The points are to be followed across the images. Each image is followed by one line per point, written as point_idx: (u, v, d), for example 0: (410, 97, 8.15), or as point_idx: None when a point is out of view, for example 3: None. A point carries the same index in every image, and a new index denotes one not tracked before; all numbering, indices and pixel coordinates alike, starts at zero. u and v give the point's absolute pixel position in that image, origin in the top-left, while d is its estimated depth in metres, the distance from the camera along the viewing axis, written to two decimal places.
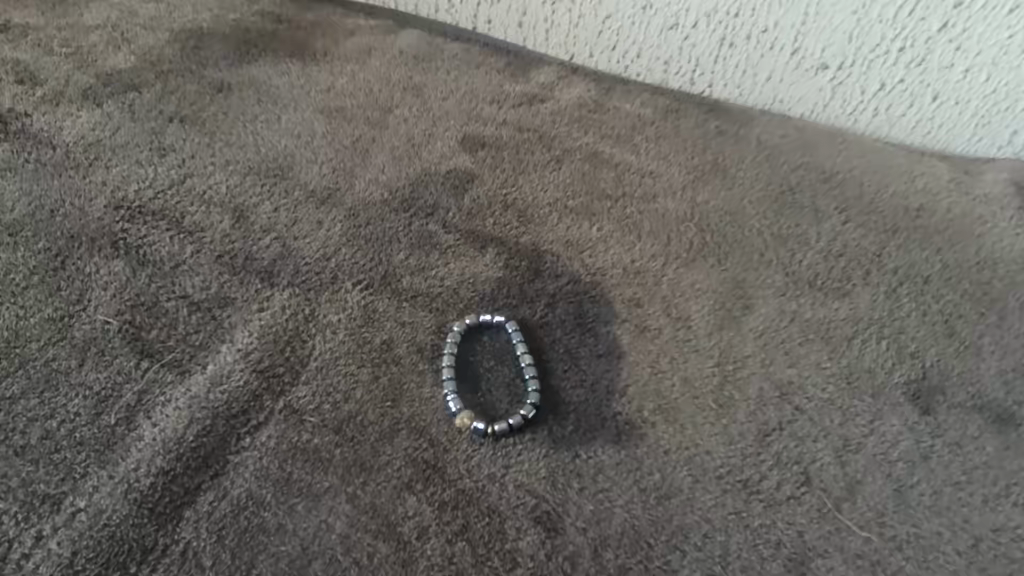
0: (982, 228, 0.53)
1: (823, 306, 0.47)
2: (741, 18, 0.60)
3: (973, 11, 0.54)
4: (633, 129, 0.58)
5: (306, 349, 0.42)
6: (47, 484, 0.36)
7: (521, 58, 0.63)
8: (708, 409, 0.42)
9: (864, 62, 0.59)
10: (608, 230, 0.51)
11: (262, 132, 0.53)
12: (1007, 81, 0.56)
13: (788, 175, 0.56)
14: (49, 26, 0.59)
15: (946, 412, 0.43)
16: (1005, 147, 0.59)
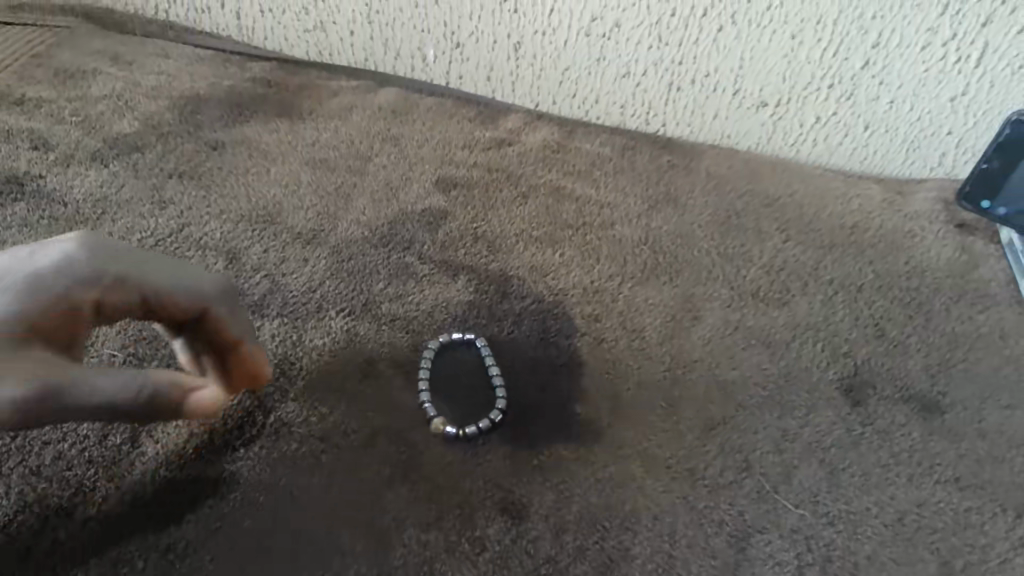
0: (910, 240, 0.58)
1: (764, 315, 0.52)
2: (684, 65, 0.65)
3: (889, 50, 0.59)
4: (593, 165, 0.64)
5: (294, 369, 0.46)
6: (60, 497, 0.40)
7: (489, 107, 0.69)
8: (659, 409, 0.46)
9: (798, 98, 0.64)
10: (569, 255, 0.56)
11: (253, 184, 0.59)
12: (929, 109, 0.61)
13: (734, 201, 0.61)
14: (61, 98, 0.65)
15: (876, 403, 0.47)
16: (936, 168, 0.64)
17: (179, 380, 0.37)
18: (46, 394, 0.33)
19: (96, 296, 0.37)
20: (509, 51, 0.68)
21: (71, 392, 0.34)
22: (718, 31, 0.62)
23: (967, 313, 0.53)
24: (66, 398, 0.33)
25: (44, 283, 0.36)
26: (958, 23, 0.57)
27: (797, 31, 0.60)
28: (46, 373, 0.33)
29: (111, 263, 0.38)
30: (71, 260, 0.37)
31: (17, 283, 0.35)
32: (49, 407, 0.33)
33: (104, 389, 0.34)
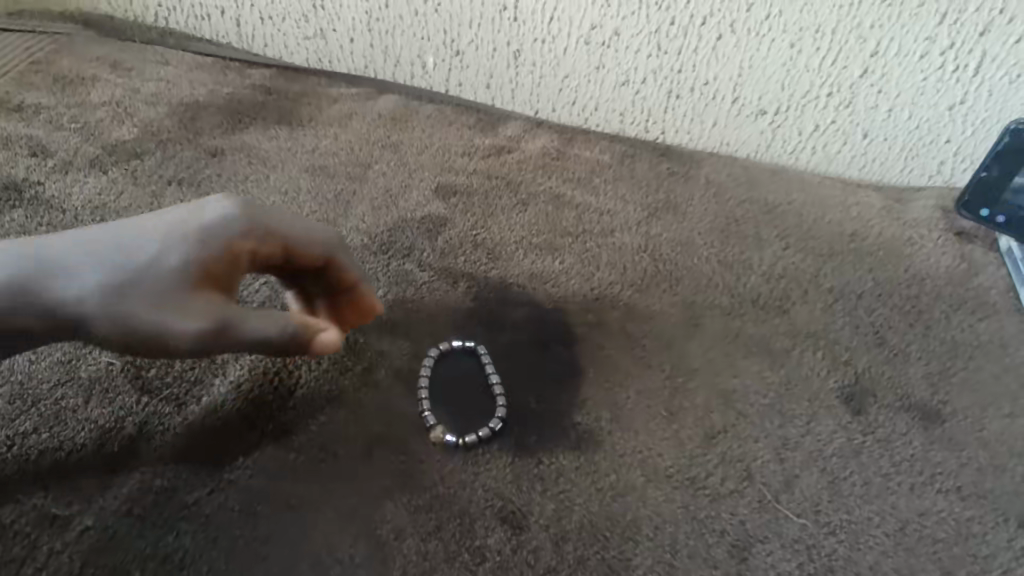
0: (910, 248, 0.58)
1: (764, 323, 0.52)
2: (684, 73, 0.65)
3: (888, 58, 0.59)
4: (593, 172, 0.64)
5: (293, 377, 0.46)
6: (57, 507, 0.39)
7: (489, 115, 0.69)
8: (659, 417, 0.46)
9: (797, 106, 0.64)
10: (569, 263, 0.56)
11: (252, 191, 0.59)
12: (927, 118, 0.61)
13: (734, 209, 0.61)
14: (60, 105, 0.65)
15: (877, 412, 0.47)
16: (935, 176, 0.64)
17: (307, 321, 0.39)
18: (217, 329, 0.36)
19: (253, 245, 0.38)
20: (509, 59, 0.68)
21: (236, 329, 0.36)
22: (717, 39, 0.62)
23: (968, 321, 0.53)
24: (231, 334, 0.36)
25: (211, 230, 0.37)
26: (956, 31, 0.57)
27: (796, 40, 0.60)
28: (217, 310, 0.36)
29: (264, 214, 0.39)
30: (232, 210, 0.38)
31: (185, 229, 0.37)
32: (215, 340, 0.36)
33: (262, 326, 0.37)
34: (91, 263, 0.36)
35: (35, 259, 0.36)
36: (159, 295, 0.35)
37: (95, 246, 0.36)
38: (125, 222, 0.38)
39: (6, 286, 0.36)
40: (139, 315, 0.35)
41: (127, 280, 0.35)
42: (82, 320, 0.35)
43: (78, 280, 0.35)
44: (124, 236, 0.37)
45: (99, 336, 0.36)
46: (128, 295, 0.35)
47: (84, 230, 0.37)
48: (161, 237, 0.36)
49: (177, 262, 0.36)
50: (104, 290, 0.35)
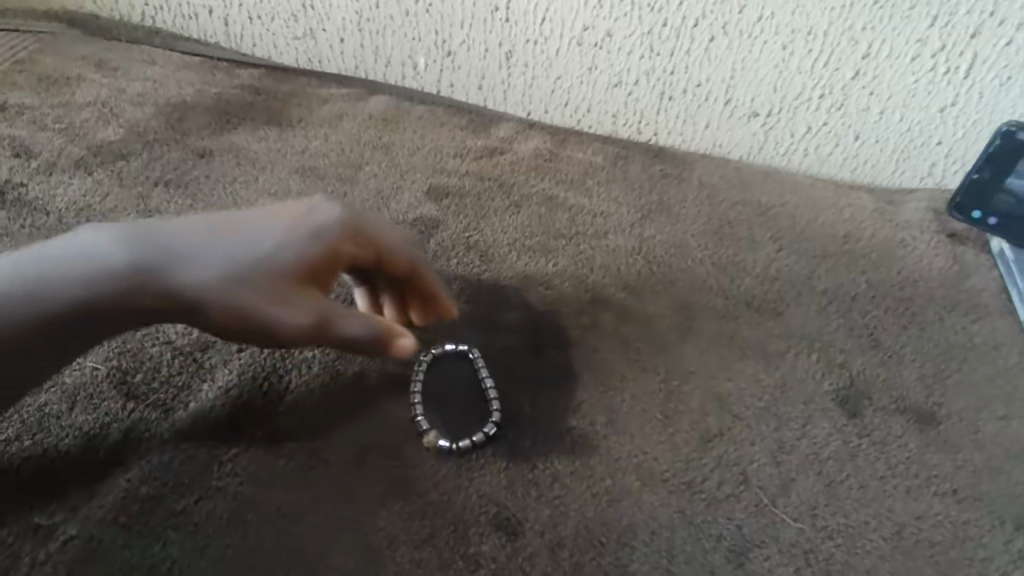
0: (902, 250, 0.58)
1: (759, 325, 0.52)
2: (677, 75, 0.64)
3: (879, 60, 0.59)
4: (586, 174, 0.64)
5: (283, 382, 0.45)
6: (40, 516, 0.38)
7: (481, 116, 0.68)
8: (655, 420, 0.46)
9: (789, 108, 0.63)
10: (563, 265, 0.56)
11: (241, 193, 0.58)
12: (919, 120, 0.61)
13: (727, 211, 0.61)
14: (43, 105, 0.64)
15: (872, 414, 0.47)
16: (926, 178, 0.64)
17: (389, 325, 0.43)
18: (323, 324, 0.40)
19: (353, 248, 0.43)
20: (501, 60, 0.68)
21: (338, 326, 0.41)
22: (709, 41, 0.62)
23: (961, 323, 0.53)
24: (333, 330, 0.41)
25: (322, 233, 0.42)
26: (947, 34, 0.56)
27: (787, 42, 0.60)
28: (323, 307, 0.41)
29: (361, 221, 0.44)
30: (336, 216, 0.43)
31: (301, 231, 0.41)
32: (318, 333, 0.41)
33: (358, 327, 0.41)
34: (215, 254, 0.39)
35: (155, 244, 0.39)
36: (276, 291, 0.40)
37: (215, 235, 0.40)
38: (239, 216, 0.41)
39: (128, 269, 0.38)
40: (260, 304, 0.39)
41: (249, 273, 0.39)
42: (201, 304, 0.39)
43: (203, 264, 0.39)
44: (243, 232, 0.40)
45: (214, 320, 0.40)
46: (250, 287, 0.39)
47: (199, 220, 0.41)
48: (280, 236, 0.41)
49: (293, 262, 0.40)
50: (228, 280, 0.39)
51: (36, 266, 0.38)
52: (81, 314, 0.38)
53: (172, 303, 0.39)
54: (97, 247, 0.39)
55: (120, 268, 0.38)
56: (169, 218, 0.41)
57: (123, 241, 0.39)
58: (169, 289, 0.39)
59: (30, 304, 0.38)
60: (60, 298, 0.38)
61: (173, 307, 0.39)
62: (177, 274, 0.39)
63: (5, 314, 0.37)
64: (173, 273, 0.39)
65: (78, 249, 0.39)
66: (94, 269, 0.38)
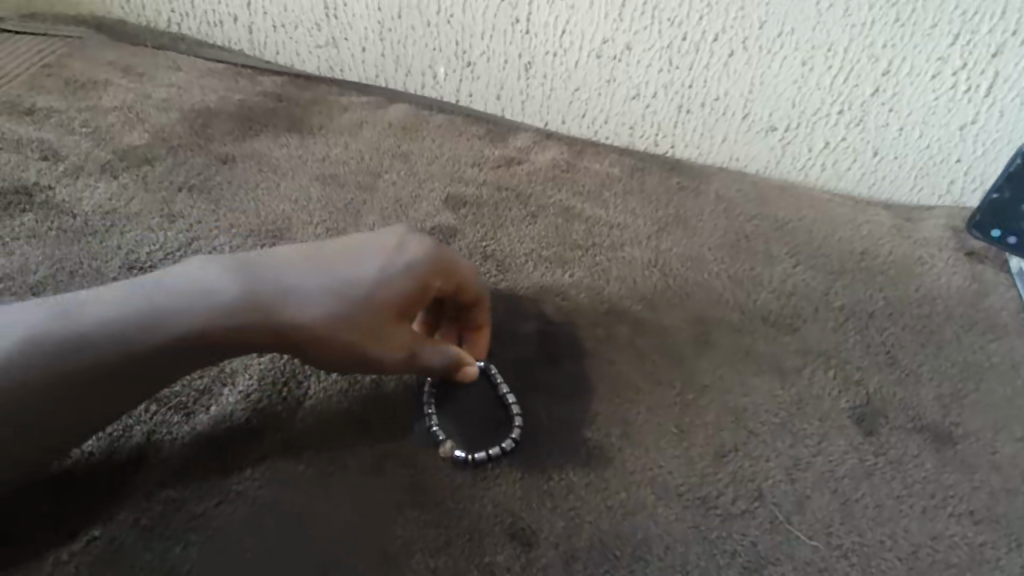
0: (920, 268, 0.58)
1: (775, 340, 0.52)
2: (694, 88, 0.64)
3: (899, 77, 0.59)
4: (603, 185, 0.64)
5: (302, 389, 0.46)
6: (64, 516, 0.39)
7: (499, 126, 0.69)
8: (670, 434, 0.46)
9: (808, 123, 0.63)
10: (579, 276, 0.56)
11: (263, 199, 0.59)
12: (938, 138, 0.61)
13: (744, 225, 0.61)
14: (71, 109, 0.65)
15: (888, 433, 0.47)
16: (944, 195, 0.63)
17: (464, 355, 0.44)
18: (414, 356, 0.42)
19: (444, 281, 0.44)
20: (520, 71, 0.68)
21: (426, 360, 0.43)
22: (729, 55, 0.62)
23: (979, 342, 0.53)
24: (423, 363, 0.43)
25: (418, 268, 0.43)
26: (968, 52, 0.56)
27: (807, 58, 0.60)
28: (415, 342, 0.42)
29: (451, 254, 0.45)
30: (431, 249, 0.44)
31: (398, 266, 0.42)
32: (408, 365, 0.43)
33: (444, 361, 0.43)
34: (318, 293, 0.41)
35: (264, 279, 0.41)
36: (374, 326, 0.41)
37: (316, 274, 0.42)
38: (336, 254, 0.43)
39: (239, 303, 0.40)
40: (360, 339, 0.41)
41: (350, 309, 0.41)
42: (304, 338, 0.41)
43: (307, 303, 0.41)
44: (344, 267, 0.42)
45: (314, 354, 0.42)
46: (351, 322, 0.41)
47: (303, 255, 0.42)
48: (377, 273, 0.42)
49: (392, 297, 0.42)
50: (331, 316, 0.41)
51: (149, 297, 0.40)
52: (190, 345, 0.40)
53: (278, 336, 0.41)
54: (206, 285, 0.40)
55: (232, 302, 0.40)
56: (274, 253, 0.43)
57: (234, 274, 0.41)
58: (276, 323, 0.40)
59: (142, 334, 0.39)
60: (171, 329, 0.39)
61: (278, 339, 0.41)
62: (285, 308, 0.40)
63: (118, 343, 0.38)
64: (280, 307, 0.40)
65: (190, 282, 0.41)
66: (207, 302, 0.40)
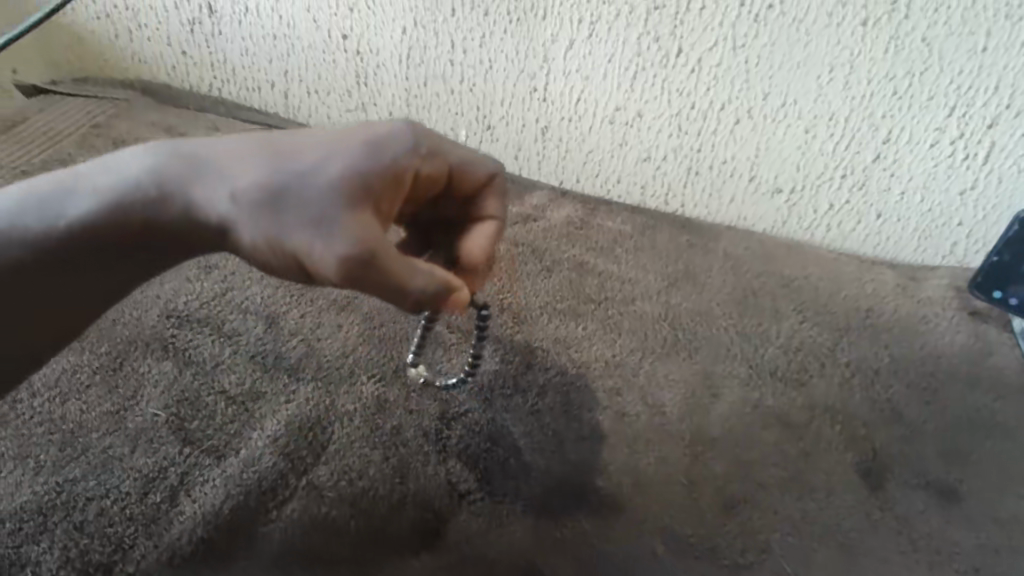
0: (924, 326, 0.60)
1: (782, 395, 0.54)
2: (703, 152, 0.67)
3: (899, 146, 0.60)
4: (615, 242, 0.67)
5: (327, 434, 0.48)
6: (101, 553, 0.41)
7: (516, 184, 0.73)
8: (680, 485, 0.47)
9: (812, 186, 0.65)
10: (592, 329, 0.58)
11: None
12: (939, 202, 0.62)
13: (752, 281, 0.63)
14: None
15: (894, 488, 0.48)
16: (948, 256, 0.65)
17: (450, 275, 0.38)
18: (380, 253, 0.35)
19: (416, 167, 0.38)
20: (537, 134, 0.72)
21: (393, 261, 0.35)
22: (735, 123, 0.64)
23: (983, 401, 0.54)
24: (388, 263, 0.35)
25: (383, 153, 0.36)
26: (965, 123, 0.58)
27: (810, 126, 0.62)
28: (377, 235, 0.35)
29: (427, 138, 0.39)
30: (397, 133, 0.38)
31: (354, 143, 0.36)
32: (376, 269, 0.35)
33: (419, 266, 0.36)
34: (260, 171, 0.34)
35: (189, 157, 0.35)
36: (320, 213, 0.34)
37: (262, 150, 0.35)
38: (289, 132, 0.36)
39: (153, 186, 0.34)
40: (312, 226, 0.34)
41: (292, 192, 0.34)
42: (234, 228, 0.34)
43: (245, 180, 0.34)
44: (297, 145, 0.35)
45: (255, 244, 0.34)
46: (290, 206, 0.34)
47: (242, 134, 0.36)
48: (335, 152, 0.35)
49: (343, 178, 0.34)
50: (266, 198, 0.34)
51: (58, 185, 0.35)
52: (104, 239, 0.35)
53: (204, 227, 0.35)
54: (137, 165, 0.35)
55: (149, 185, 0.34)
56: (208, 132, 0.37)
57: (169, 154, 0.35)
58: (199, 209, 0.34)
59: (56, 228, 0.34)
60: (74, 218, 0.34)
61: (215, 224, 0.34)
62: (217, 188, 0.34)
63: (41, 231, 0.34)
64: (205, 190, 0.34)
65: (104, 167, 0.35)
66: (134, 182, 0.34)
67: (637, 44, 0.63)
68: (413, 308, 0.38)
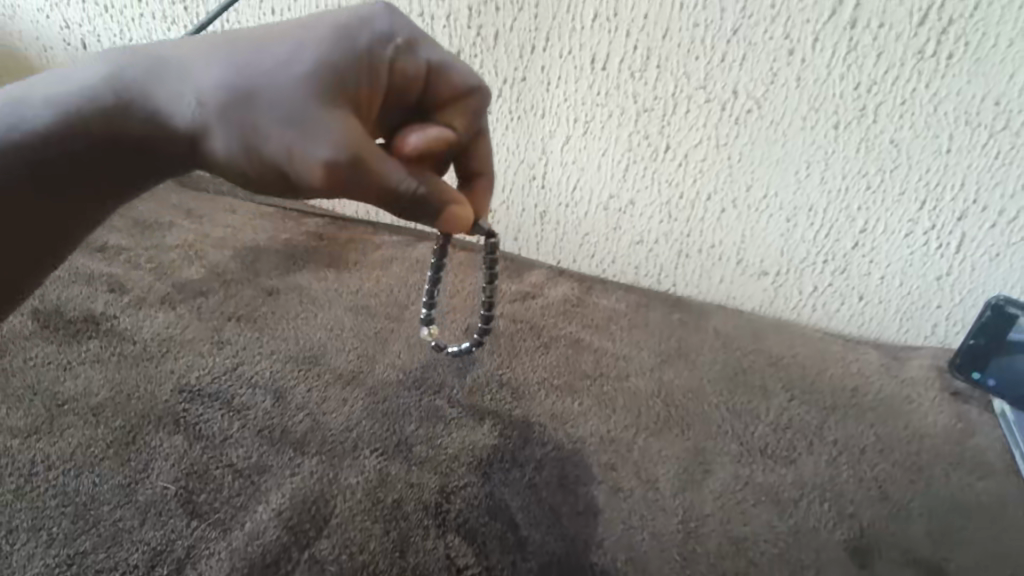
0: (908, 405, 0.62)
1: (772, 472, 0.55)
2: (692, 237, 0.71)
3: (876, 235, 0.64)
4: (611, 319, 0.70)
5: (329, 507, 0.49)
6: None
7: (516, 263, 0.77)
8: (673, 561, 0.48)
9: (796, 270, 0.69)
10: (587, 404, 0.60)
11: (302, 327, 0.65)
12: (917, 286, 0.65)
13: (742, 359, 0.66)
14: (138, 246, 0.73)
15: (882, 566, 0.49)
16: (930, 337, 0.68)
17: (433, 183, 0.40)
18: (358, 154, 0.36)
19: (387, 65, 0.40)
20: (536, 218, 0.76)
21: (375, 164, 0.37)
22: (721, 212, 0.68)
23: (966, 480, 0.55)
24: (370, 167, 0.37)
25: (351, 51, 0.39)
26: (935, 215, 0.61)
27: (790, 216, 0.66)
28: (355, 140, 0.37)
29: (396, 37, 0.41)
30: (363, 30, 0.40)
31: (319, 44, 0.38)
32: (358, 175, 0.37)
33: (399, 168, 0.38)
34: (229, 75, 0.36)
35: (158, 68, 0.37)
36: (291, 115, 0.36)
37: (230, 54, 0.37)
38: (254, 34, 0.38)
39: (118, 98, 0.37)
40: (287, 130, 0.36)
41: (262, 97, 0.36)
42: (207, 133, 0.37)
43: (215, 85, 0.36)
44: (264, 47, 0.37)
45: (231, 152, 0.37)
46: (262, 112, 0.36)
47: (207, 41, 0.38)
48: (303, 52, 0.37)
49: (310, 80, 0.37)
50: (238, 103, 0.36)
51: (21, 97, 0.37)
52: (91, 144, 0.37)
53: (172, 140, 0.37)
54: (108, 75, 0.37)
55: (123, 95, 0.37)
56: (172, 43, 0.39)
57: (137, 65, 0.38)
58: (169, 118, 0.37)
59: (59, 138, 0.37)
60: (35, 130, 0.36)
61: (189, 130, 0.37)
62: (190, 93, 0.36)
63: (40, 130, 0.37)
64: (175, 98, 0.37)
65: (80, 75, 0.38)
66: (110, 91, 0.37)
67: (628, 141, 0.67)
68: (400, 213, 0.40)
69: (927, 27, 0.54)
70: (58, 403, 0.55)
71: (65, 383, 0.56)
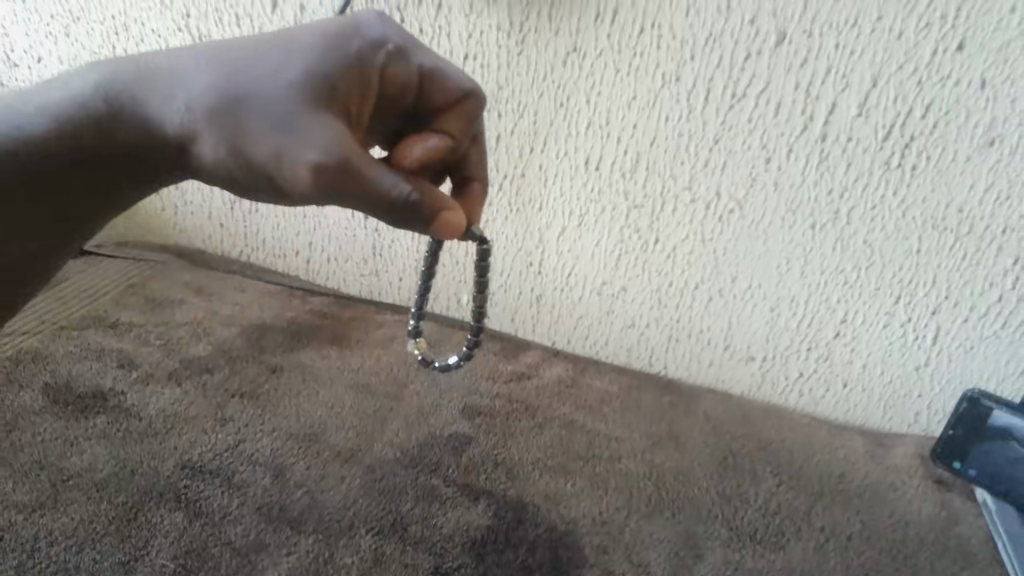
0: (892, 493, 0.63)
1: (761, 557, 0.56)
2: (682, 323, 0.74)
3: (856, 325, 0.67)
4: (603, 400, 0.72)
5: None
6: None
7: (511, 344, 0.80)
8: None
9: (781, 356, 0.71)
10: (580, 485, 0.62)
11: (303, 405, 0.67)
12: (898, 374, 0.68)
13: (731, 443, 0.68)
14: (148, 322, 0.76)
15: None
16: (914, 424, 0.70)
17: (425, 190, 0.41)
18: (345, 156, 0.38)
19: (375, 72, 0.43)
20: (532, 301, 0.79)
21: (364, 166, 0.39)
22: (709, 299, 0.71)
23: (951, 569, 0.56)
24: (359, 171, 0.38)
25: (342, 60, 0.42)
26: (911, 308, 0.64)
27: (774, 305, 0.69)
28: (342, 143, 0.39)
29: (385, 46, 0.44)
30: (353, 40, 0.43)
31: (308, 55, 0.41)
32: (346, 179, 0.38)
33: (389, 172, 0.40)
34: (224, 83, 0.40)
35: (158, 78, 0.41)
36: (282, 119, 0.39)
37: (227, 63, 0.41)
38: (251, 44, 0.42)
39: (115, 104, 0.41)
40: (277, 134, 0.39)
41: (255, 103, 0.39)
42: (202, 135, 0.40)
43: (211, 91, 0.40)
44: (259, 55, 0.41)
45: (225, 156, 0.40)
46: (253, 117, 0.39)
47: (207, 52, 0.42)
48: (295, 61, 0.41)
49: (300, 86, 0.40)
50: (232, 109, 0.39)
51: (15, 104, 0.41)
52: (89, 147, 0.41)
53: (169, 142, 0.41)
54: (110, 84, 0.41)
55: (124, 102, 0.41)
56: (167, 54, 0.43)
57: (137, 75, 0.41)
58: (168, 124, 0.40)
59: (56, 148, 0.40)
60: (29, 137, 0.40)
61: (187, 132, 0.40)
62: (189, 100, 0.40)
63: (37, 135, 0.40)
64: (173, 105, 0.40)
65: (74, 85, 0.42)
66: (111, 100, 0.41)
67: (620, 233, 0.71)
68: (397, 223, 0.41)
69: (891, 141, 0.59)
70: (63, 478, 0.56)
71: (71, 459, 0.58)
